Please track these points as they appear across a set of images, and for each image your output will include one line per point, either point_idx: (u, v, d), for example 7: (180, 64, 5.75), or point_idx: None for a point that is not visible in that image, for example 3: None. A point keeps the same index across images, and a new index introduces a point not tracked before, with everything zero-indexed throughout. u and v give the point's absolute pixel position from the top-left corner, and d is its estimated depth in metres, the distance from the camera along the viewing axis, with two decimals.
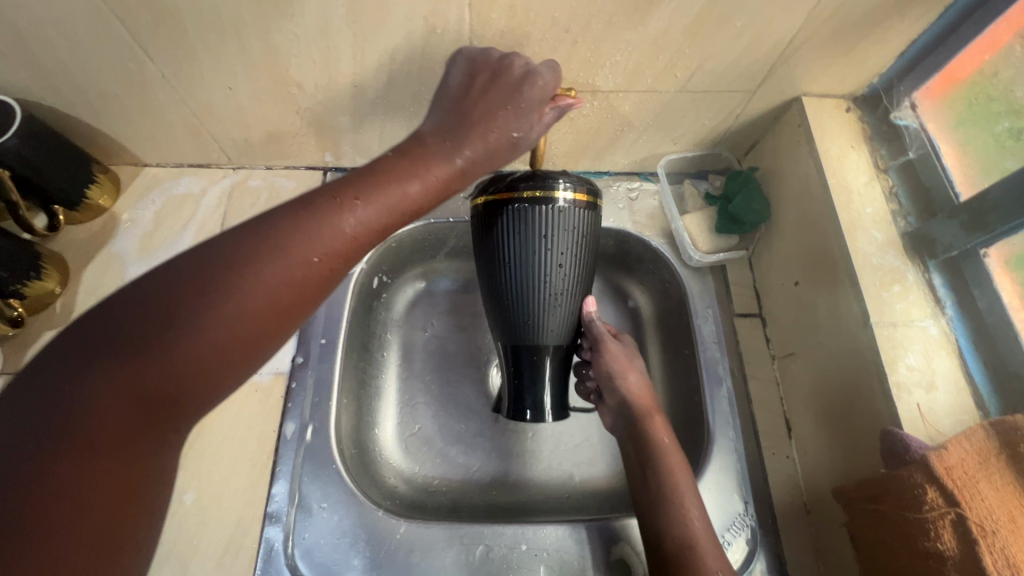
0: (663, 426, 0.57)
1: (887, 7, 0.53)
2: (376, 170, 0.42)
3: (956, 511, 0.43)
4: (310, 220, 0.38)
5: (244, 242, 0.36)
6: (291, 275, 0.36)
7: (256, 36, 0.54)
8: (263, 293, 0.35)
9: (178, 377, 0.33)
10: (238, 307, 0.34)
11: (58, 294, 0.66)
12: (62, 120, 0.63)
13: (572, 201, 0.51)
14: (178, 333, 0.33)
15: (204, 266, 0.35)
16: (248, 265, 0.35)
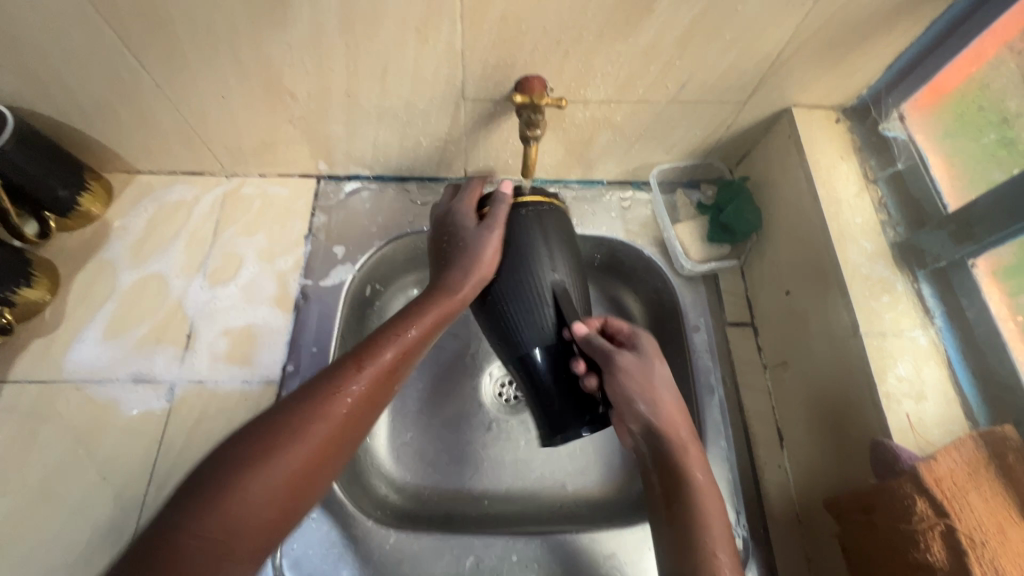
0: (698, 456, 0.51)
1: (874, 21, 0.53)
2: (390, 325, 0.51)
3: (945, 522, 0.43)
4: (330, 383, 0.46)
5: (280, 414, 0.43)
6: (322, 431, 0.43)
7: (250, 45, 0.54)
8: (299, 452, 0.42)
9: (231, 534, 0.38)
10: (280, 470, 0.41)
11: (47, 302, 0.65)
12: (55, 127, 0.63)
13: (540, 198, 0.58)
14: (229, 495, 0.38)
15: (267, 431, 0.42)
16: (287, 431, 0.42)
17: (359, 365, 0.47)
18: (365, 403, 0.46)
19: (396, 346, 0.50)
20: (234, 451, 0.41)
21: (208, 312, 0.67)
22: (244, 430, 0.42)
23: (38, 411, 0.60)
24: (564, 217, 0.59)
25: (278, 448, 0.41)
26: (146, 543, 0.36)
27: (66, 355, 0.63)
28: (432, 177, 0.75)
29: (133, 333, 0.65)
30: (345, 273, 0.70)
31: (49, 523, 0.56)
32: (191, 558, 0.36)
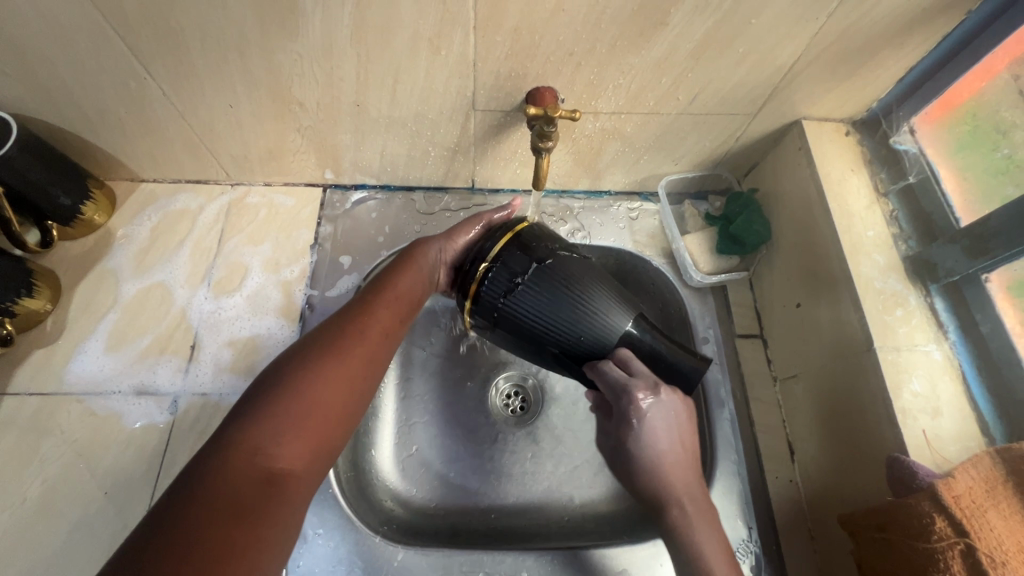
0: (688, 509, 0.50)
1: (886, 36, 0.54)
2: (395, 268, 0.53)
3: (965, 541, 0.43)
4: (354, 312, 0.48)
5: (297, 352, 0.44)
6: (351, 356, 0.45)
7: (260, 55, 0.54)
8: (330, 377, 0.43)
9: (287, 434, 0.40)
10: (316, 391, 0.42)
11: (48, 312, 0.64)
12: (59, 135, 0.63)
13: (504, 257, 0.51)
14: (279, 402, 0.40)
15: (306, 352, 0.44)
16: (312, 362, 0.43)
17: (366, 305, 0.49)
18: (383, 332, 0.48)
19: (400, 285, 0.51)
20: (263, 386, 0.42)
21: (212, 323, 0.66)
22: (288, 354, 0.44)
23: (37, 425, 0.59)
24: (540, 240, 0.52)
25: (308, 373, 0.42)
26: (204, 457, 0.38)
27: (67, 366, 0.62)
28: (440, 186, 0.75)
29: (136, 344, 0.64)
30: (351, 283, 0.69)
31: (48, 540, 0.55)
32: (245, 477, 0.37)
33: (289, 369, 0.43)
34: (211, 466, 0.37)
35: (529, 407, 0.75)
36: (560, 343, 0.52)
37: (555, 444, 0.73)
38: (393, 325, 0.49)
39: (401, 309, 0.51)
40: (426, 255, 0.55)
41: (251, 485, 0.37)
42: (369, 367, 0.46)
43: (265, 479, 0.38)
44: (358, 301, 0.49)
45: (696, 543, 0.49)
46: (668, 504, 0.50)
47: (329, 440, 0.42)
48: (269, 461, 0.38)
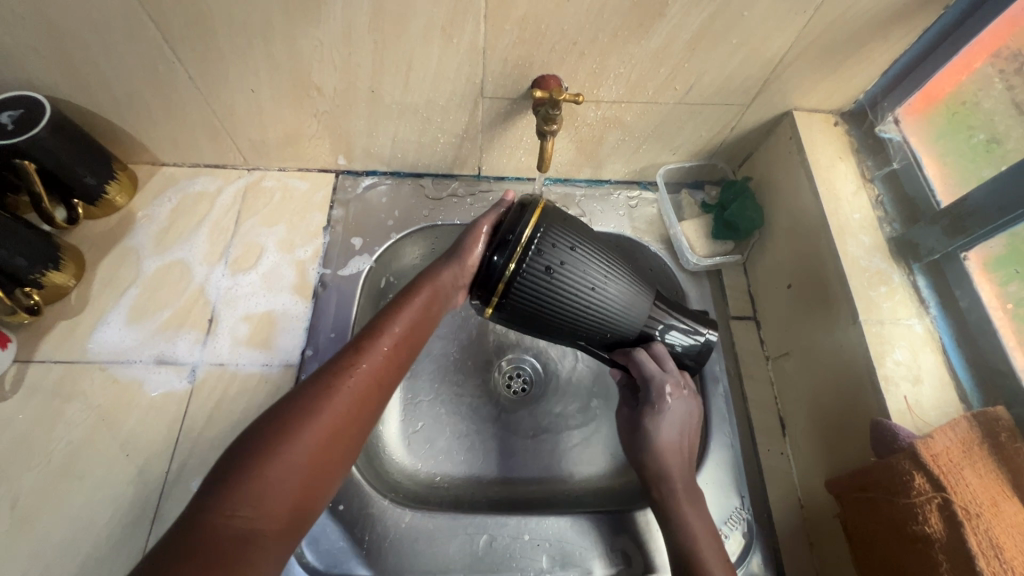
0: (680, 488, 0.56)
1: (869, 30, 0.57)
2: (393, 307, 0.52)
3: (942, 495, 0.45)
4: (344, 362, 0.47)
5: (284, 405, 0.44)
6: (335, 412, 0.44)
7: (283, 41, 0.57)
8: (313, 437, 0.43)
9: (264, 501, 0.39)
10: (298, 450, 0.42)
11: (72, 286, 0.67)
12: (87, 117, 0.66)
13: (538, 251, 0.50)
14: (260, 465, 0.40)
15: (291, 409, 0.44)
16: (297, 420, 0.43)
17: (359, 350, 0.48)
18: (372, 385, 0.47)
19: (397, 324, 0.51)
20: (249, 442, 0.42)
21: (229, 299, 0.69)
22: (276, 406, 0.44)
23: (61, 392, 0.62)
24: (559, 220, 0.52)
25: (293, 432, 0.42)
26: (184, 519, 0.38)
27: (90, 337, 0.65)
28: (448, 173, 0.78)
29: (156, 317, 0.67)
30: (362, 263, 0.72)
31: (72, 500, 0.57)
32: (218, 541, 0.37)
33: (270, 430, 0.42)
34: (189, 528, 0.37)
35: (531, 387, 0.78)
36: (591, 336, 0.57)
37: (556, 423, 0.76)
38: (384, 373, 0.49)
39: (396, 353, 0.50)
40: (433, 280, 0.53)
41: (224, 549, 0.37)
42: (356, 421, 0.45)
43: (240, 541, 0.38)
44: (353, 345, 0.49)
45: (683, 516, 0.54)
46: (667, 483, 0.56)
47: (307, 502, 0.42)
48: (244, 524, 0.38)
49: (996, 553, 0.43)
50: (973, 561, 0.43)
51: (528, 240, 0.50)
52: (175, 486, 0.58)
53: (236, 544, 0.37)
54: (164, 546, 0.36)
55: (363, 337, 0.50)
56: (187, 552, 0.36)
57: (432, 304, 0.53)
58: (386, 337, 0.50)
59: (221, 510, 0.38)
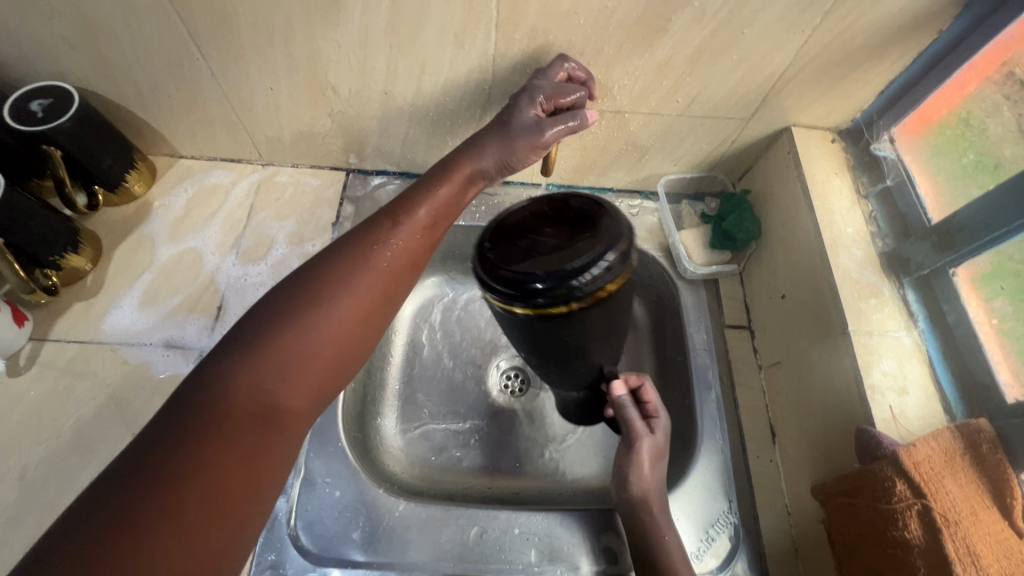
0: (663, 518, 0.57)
1: (866, 51, 0.59)
2: (425, 184, 0.53)
3: (922, 502, 0.47)
4: (375, 233, 0.48)
5: (315, 276, 0.44)
6: (365, 285, 0.45)
7: (303, 43, 0.60)
8: (348, 305, 0.44)
9: (293, 360, 0.41)
10: (330, 320, 0.43)
11: (88, 270, 0.70)
12: (113, 108, 0.69)
13: (597, 298, 0.43)
14: (293, 328, 0.41)
15: (321, 279, 0.44)
16: (332, 287, 0.44)
17: (391, 226, 0.49)
18: (403, 266, 0.48)
19: (428, 205, 0.52)
20: (280, 301, 0.42)
21: (238, 288, 0.71)
22: (309, 270, 0.45)
23: (73, 370, 0.64)
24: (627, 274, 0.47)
25: (328, 299, 0.43)
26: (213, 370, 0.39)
27: (103, 318, 0.67)
28: None
29: (167, 302, 0.69)
30: None
31: (79, 474, 0.59)
32: (246, 396, 0.38)
33: (300, 296, 0.43)
34: (218, 381, 0.38)
35: (528, 386, 0.80)
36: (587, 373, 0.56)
37: (551, 423, 0.77)
38: (416, 253, 0.50)
39: (426, 237, 0.51)
40: (475, 162, 0.55)
41: (248, 409, 0.38)
42: (384, 298, 0.47)
43: (267, 404, 0.39)
44: (389, 218, 0.49)
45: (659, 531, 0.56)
46: (658, 512, 0.56)
47: (332, 373, 0.43)
48: (274, 389, 0.39)
49: (972, 560, 0.44)
50: (950, 568, 0.44)
51: (595, 289, 0.43)
52: None
53: (262, 406, 0.38)
54: (187, 397, 0.37)
55: (396, 210, 0.50)
56: (212, 407, 0.37)
57: (464, 185, 0.55)
58: (417, 213, 0.51)
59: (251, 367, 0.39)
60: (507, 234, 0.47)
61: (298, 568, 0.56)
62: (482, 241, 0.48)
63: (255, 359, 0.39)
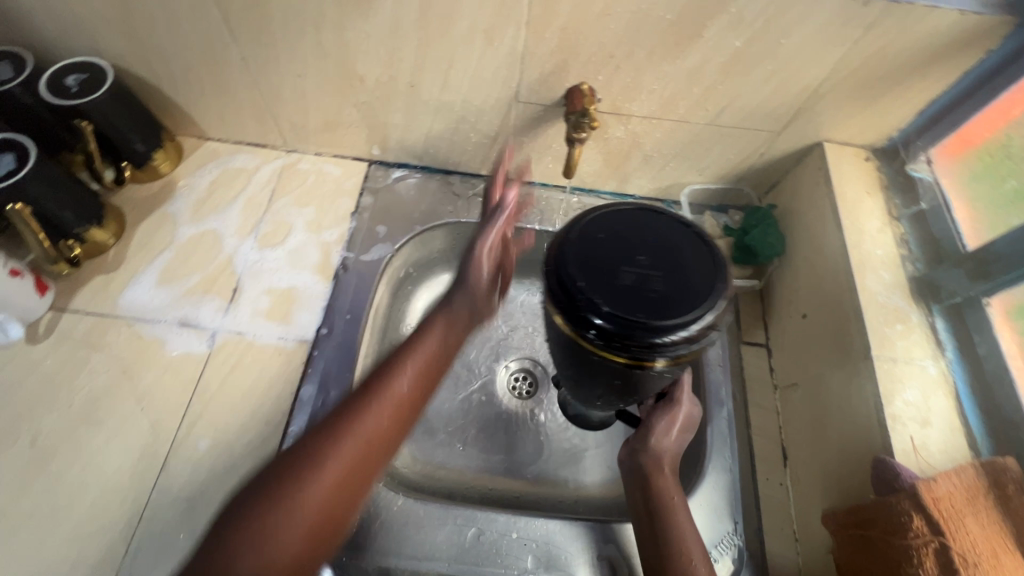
0: (680, 503, 0.54)
1: (907, 68, 0.57)
2: (415, 334, 0.54)
3: (939, 540, 0.45)
4: (367, 391, 0.49)
5: (308, 442, 0.45)
6: (355, 446, 0.45)
7: (333, 31, 0.60)
8: (336, 465, 0.44)
9: (280, 534, 0.40)
10: (315, 488, 0.42)
11: (111, 245, 0.71)
12: (145, 87, 0.70)
13: (670, 360, 0.44)
14: (281, 498, 0.41)
15: (314, 442, 0.45)
16: (321, 449, 0.44)
17: (379, 384, 0.49)
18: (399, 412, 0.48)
19: (418, 355, 0.52)
20: (273, 471, 0.43)
21: (255, 271, 0.71)
22: (304, 436, 0.46)
23: (90, 342, 0.65)
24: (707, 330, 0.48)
25: (318, 459, 0.43)
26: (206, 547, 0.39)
27: (122, 293, 0.68)
28: (477, 173, 0.81)
29: (185, 281, 0.70)
30: (384, 250, 0.75)
31: (87, 445, 0.59)
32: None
33: (291, 463, 0.43)
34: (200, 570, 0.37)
35: (536, 390, 0.79)
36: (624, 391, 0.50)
37: (556, 428, 0.76)
38: (406, 405, 0.49)
39: (417, 394, 0.50)
40: (455, 308, 0.56)
41: None
42: (374, 457, 0.46)
43: None
44: (375, 377, 0.50)
45: (677, 523, 0.53)
46: (669, 477, 0.56)
47: (323, 537, 0.42)
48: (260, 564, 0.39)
49: None
50: None
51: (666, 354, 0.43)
52: (183, 442, 0.60)
53: None
54: None
55: (387, 366, 0.51)
56: None
57: (455, 319, 0.55)
58: (408, 365, 0.51)
59: (237, 544, 0.39)
60: (599, 248, 0.45)
61: None
62: (573, 244, 0.46)
63: (242, 534, 0.39)
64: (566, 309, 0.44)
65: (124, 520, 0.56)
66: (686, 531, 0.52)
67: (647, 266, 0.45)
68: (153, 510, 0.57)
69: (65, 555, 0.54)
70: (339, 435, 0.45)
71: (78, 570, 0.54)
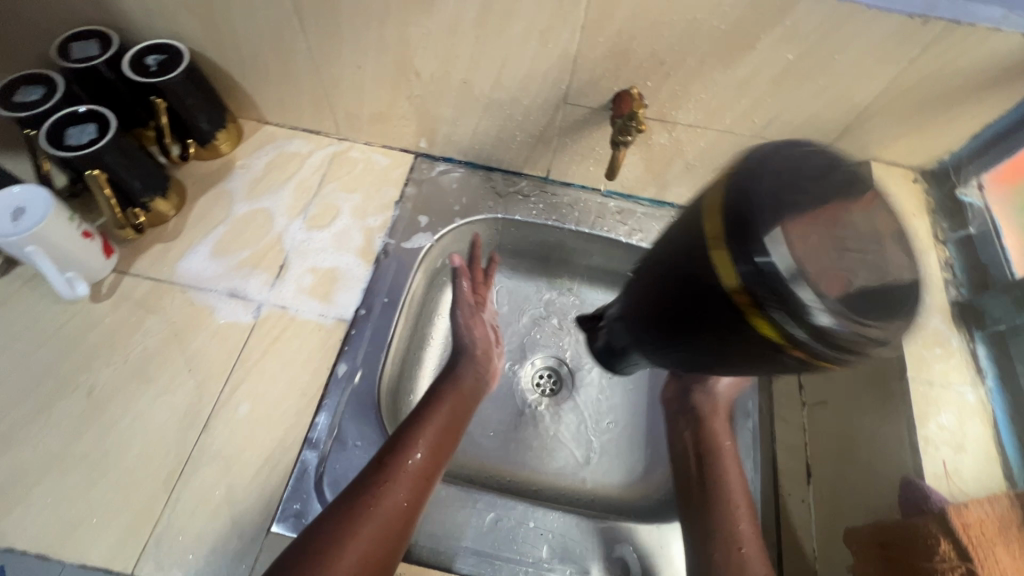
0: (728, 453, 0.63)
1: (964, 91, 0.57)
2: (417, 420, 0.59)
3: (966, 565, 0.42)
4: (378, 474, 0.53)
5: (330, 523, 0.49)
6: (375, 523, 0.50)
7: (396, 26, 0.63)
8: (365, 532, 0.49)
9: None
10: (343, 569, 0.46)
11: (171, 217, 0.75)
12: (215, 70, 0.74)
13: (808, 360, 0.33)
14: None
15: (336, 523, 0.49)
16: (350, 520, 0.49)
17: (388, 466, 0.54)
18: (417, 476, 0.54)
19: (424, 445, 0.57)
20: (303, 550, 0.47)
21: (301, 250, 0.75)
22: (325, 515, 0.50)
23: (148, 304, 0.69)
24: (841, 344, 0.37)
25: (341, 540, 0.48)
26: None
27: (179, 261, 0.72)
28: (518, 171, 0.83)
29: (236, 255, 0.73)
30: (424, 239, 0.77)
31: (136, 400, 0.63)
32: None
33: (318, 544, 0.47)
34: None
35: (560, 389, 0.80)
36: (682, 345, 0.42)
37: (577, 427, 0.77)
38: (420, 488, 0.54)
39: (425, 481, 0.55)
40: (458, 387, 0.65)
41: None
42: (395, 530, 0.51)
43: None
44: (383, 461, 0.54)
45: (727, 484, 0.60)
46: (720, 421, 0.65)
47: None
48: None
49: None
50: None
51: (808, 330, 0.31)
52: (225, 405, 0.63)
53: None
54: None
55: (394, 448, 0.56)
56: None
57: (454, 427, 0.61)
58: (416, 448, 0.56)
59: None
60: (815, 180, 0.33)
61: None
62: (778, 156, 0.35)
63: None
64: (721, 227, 0.35)
65: (166, 473, 0.59)
66: (734, 484, 0.60)
67: (856, 229, 0.32)
68: (192, 466, 0.60)
69: (110, 500, 0.57)
70: (358, 517, 0.50)
71: (122, 516, 0.57)
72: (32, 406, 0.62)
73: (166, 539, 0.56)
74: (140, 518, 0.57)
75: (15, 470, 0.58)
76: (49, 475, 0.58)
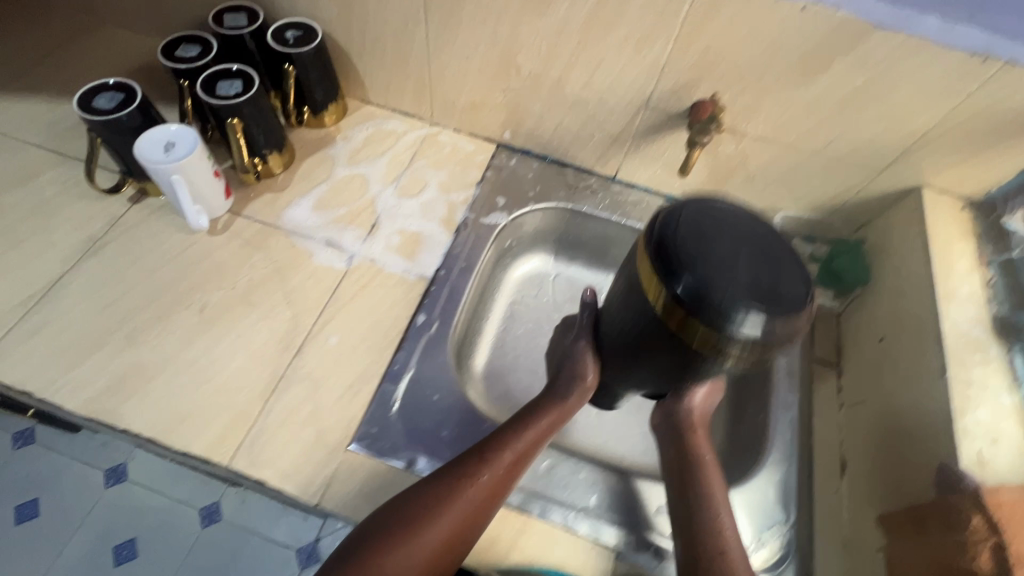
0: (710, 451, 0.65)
1: (1015, 127, 0.63)
2: (519, 420, 0.63)
3: (996, 538, 0.49)
4: (473, 460, 0.58)
5: (424, 491, 0.56)
6: (460, 508, 0.55)
7: (509, 25, 0.72)
8: (450, 515, 0.55)
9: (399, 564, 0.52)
10: (428, 535, 0.54)
11: (279, 172, 0.84)
12: (337, 50, 0.85)
13: (715, 339, 0.45)
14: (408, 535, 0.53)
15: (427, 496, 0.56)
16: (447, 495, 0.56)
17: (482, 458, 0.58)
18: (510, 466, 0.59)
19: (517, 446, 0.60)
20: (403, 507, 0.55)
21: (392, 213, 0.83)
22: (427, 480, 0.57)
23: (256, 242, 0.77)
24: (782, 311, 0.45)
25: (433, 511, 0.55)
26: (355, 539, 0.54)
27: (285, 210, 0.81)
28: (589, 168, 0.91)
29: (335, 210, 0.82)
30: (499, 217, 0.85)
31: (242, 320, 0.71)
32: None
33: (409, 510, 0.55)
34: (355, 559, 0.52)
35: None
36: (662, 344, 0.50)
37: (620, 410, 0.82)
38: (501, 486, 0.58)
39: (508, 477, 0.58)
40: (562, 401, 0.65)
41: None
42: (474, 518, 0.56)
43: None
44: (480, 451, 0.59)
45: (713, 498, 0.60)
46: (700, 435, 0.66)
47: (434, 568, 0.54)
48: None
49: None
50: None
51: (707, 321, 0.44)
52: (317, 336, 0.71)
53: None
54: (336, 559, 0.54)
55: (491, 442, 0.60)
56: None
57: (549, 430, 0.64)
58: (507, 447, 0.60)
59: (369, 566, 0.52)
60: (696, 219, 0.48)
61: (392, 446, 0.64)
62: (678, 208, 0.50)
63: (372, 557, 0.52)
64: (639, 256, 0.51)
65: (262, 386, 0.66)
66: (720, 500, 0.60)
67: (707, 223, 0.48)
68: (284, 383, 0.67)
69: (213, 402, 0.64)
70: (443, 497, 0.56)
71: (222, 417, 0.64)
72: (153, 313, 0.70)
73: (259, 441, 0.63)
74: (237, 421, 0.64)
75: (135, 364, 0.66)
76: (162, 374, 0.66)
